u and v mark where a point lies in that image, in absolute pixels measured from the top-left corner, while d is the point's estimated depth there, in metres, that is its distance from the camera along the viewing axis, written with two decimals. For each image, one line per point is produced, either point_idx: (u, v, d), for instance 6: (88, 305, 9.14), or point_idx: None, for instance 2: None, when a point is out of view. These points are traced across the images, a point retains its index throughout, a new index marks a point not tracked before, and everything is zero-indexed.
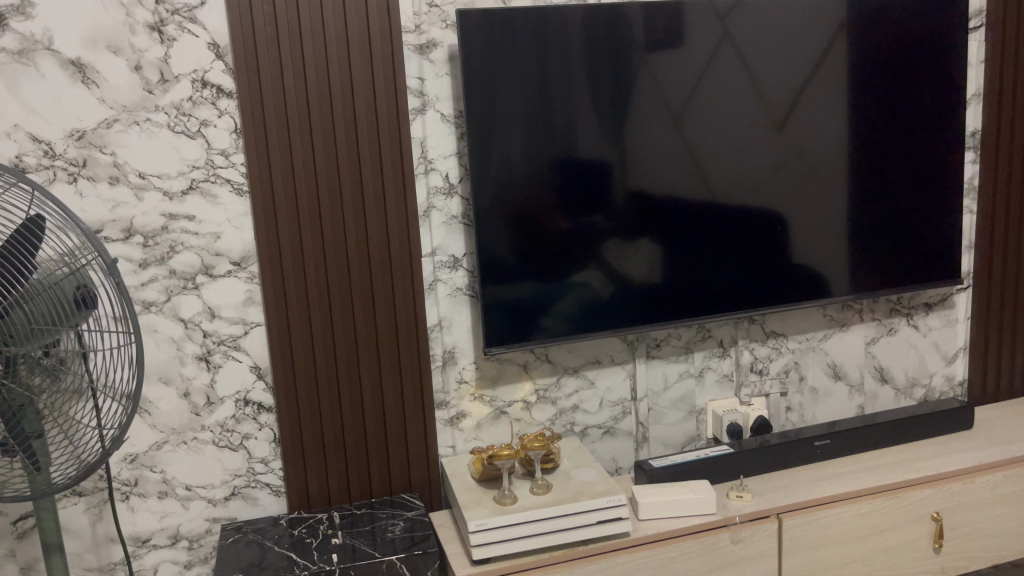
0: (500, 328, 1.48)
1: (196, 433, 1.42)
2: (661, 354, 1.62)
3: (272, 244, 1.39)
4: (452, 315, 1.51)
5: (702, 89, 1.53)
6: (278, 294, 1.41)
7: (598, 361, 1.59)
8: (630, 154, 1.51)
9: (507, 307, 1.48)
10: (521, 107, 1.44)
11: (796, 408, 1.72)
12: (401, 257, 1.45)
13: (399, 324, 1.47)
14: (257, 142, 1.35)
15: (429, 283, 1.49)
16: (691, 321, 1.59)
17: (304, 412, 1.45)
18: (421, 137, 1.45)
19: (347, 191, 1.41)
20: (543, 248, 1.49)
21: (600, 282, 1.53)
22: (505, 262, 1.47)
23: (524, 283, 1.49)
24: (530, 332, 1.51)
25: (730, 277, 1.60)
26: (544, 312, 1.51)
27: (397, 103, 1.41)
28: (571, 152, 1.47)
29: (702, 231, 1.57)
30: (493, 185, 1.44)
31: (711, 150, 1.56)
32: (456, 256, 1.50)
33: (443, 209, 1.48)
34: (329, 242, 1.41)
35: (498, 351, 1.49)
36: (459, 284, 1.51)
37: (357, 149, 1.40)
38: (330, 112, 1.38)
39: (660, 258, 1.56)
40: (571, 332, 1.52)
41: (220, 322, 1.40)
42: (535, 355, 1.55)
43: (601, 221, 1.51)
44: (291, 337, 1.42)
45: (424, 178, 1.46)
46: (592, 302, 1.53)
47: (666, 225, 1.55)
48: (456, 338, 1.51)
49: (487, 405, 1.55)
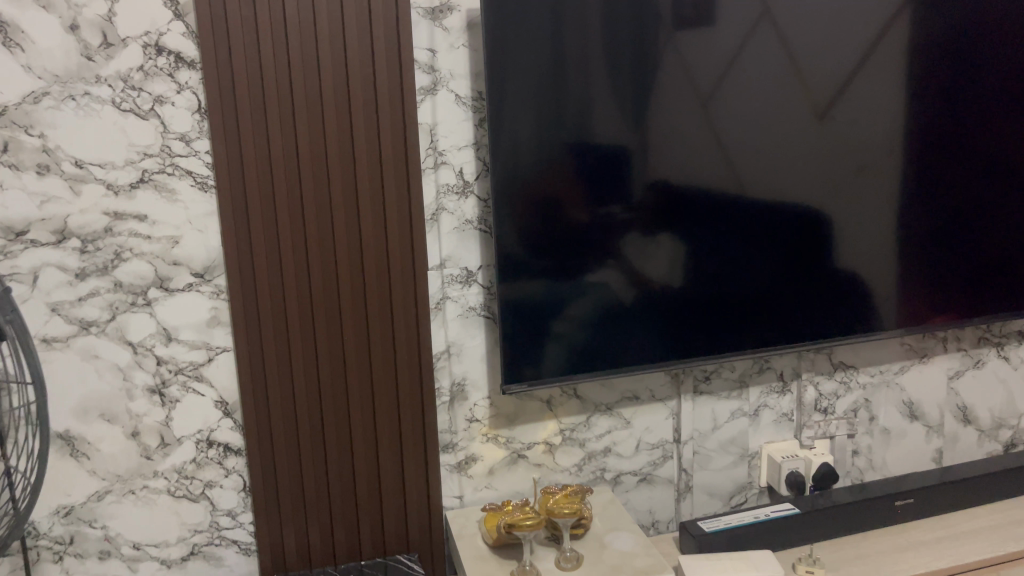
0: (515, 357, 1.23)
1: (147, 481, 1.16)
2: (710, 388, 1.36)
3: (243, 250, 1.12)
4: (462, 340, 1.24)
5: (769, 72, 1.27)
6: (250, 312, 1.14)
7: (637, 396, 1.33)
8: (679, 149, 1.25)
9: (526, 331, 1.23)
10: (552, 88, 1.17)
11: (864, 452, 1.46)
12: (400, 269, 1.18)
13: (398, 351, 1.20)
14: (224, 124, 1.08)
15: (436, 301, 1.22)
16: (745, 350, 1.34)
17: (280, 455, 1.18)
18: (430, 123, 1.17)
19: (336, 187, 1.13)
20: (563, 257, 1.23)
21: (625, 292, 1.27)
22: (528, 281, 1.21)
23: (543, 300, 1.23)
24: (553, 360, 1.25)
25: (791, 299, 1.35)
26: (569, 337, 1.26)
27: (402, 80, 1.13)
28: (611, 149, 1.22)
29: (761, 243, 1.32)
30: (517, 186, 1.18)
31: (773, 144, 1.30)
32: (469, 269, 1.23)
33: (455, 211, 1.21)
34: (313, 250, 1.14)
35: (515, 386, 1.24)
36: (472, 302, 1.24)
37: (351, 136, 1.13)
38: (318, 88, 1.10)
39: (708, 275, 1.30)
40: (598, 360, 1.27)
41: (177, 346, 1.13)
42: (558, 389, 1.29)
43: (623, 214, 1.24)
44: (265, 366, 1.16)
45: (433, 173, 1.19)
46: (626, 325, 1.28)
47: (720, 236, 1.30)
48: (466, 368, 1.25)
49: (501, 447, 1.29)
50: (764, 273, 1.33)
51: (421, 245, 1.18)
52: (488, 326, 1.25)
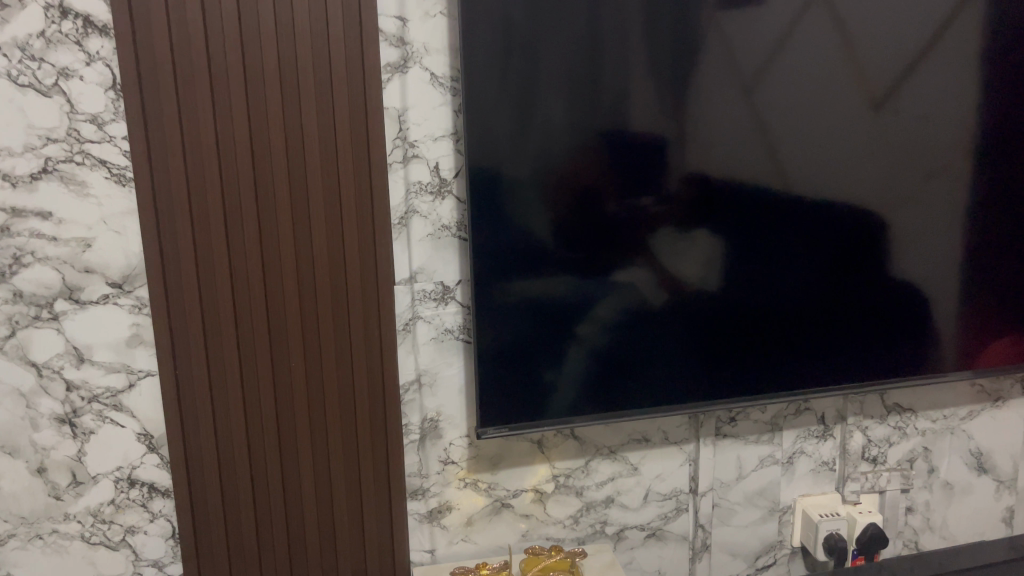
0: (498, 390, 1.03)
1: (58, 525, 0.98)
2: (735, 430, 1.15)
3: (168, 257, 0.94)
4: (437, 369, 1.04)
5: (818, 54, 1.04)
6: (177, 332, 0.96)
7: (647, 438, 1.12)
8: (706, 145, 1.03)
9: (513, 361, 1.02)
10: (550, 67, 0.96)
11: (920, 509, 1.24)
12: (358, 286, 0.99)
13: (356, 381, 1.02)
14: (144, 106, 0.90)
15: (404, 321, 1.02)
16: (778, 387, 1.13)
17: (214, 494, 1.01)
18: (399, 108, 0.97)
19: (282, 187, 0.95)
20: (566, 266, 1.02)
21: (655, 294, 1.05)
22: (517, 302, 1.01)
23: (535, 321, 1.02)
24: (545, 398, 1.05)
25: (836, 327, 1.13)
26: (566, 367, 1.05)
27: (362, 60, 0.94)
28: (621, 146, 1.00)
29: (801, 261, 1.10)
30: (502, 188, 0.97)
31: (820, 142, 1.07)
32: (447, 283, 1.03)
33: (429, 215, 1.00)
34: (254, 260, 0.96)
35: (498, 426, 1.04)
36: (449, 324, 1.03)
37: (299, 126, 0.94)
38: (258, 67, 0.92)
39: (736, 296, 1.09)
40: (599, 394, 1.07)
41: (91, 369, 0.95)
42: (550, 431, 1.07)
43: (657, 206, 1.03)
44: (196, 396, 0.98)
45: (404, 168, 0.98)
46: (633, 355, 1.07)
47: (753, 250, 1.08)
48: (441, 401, 1.05)
49: (481, 493, 1.09)
50: (805, 295, 1.11)
51: (385, 256, 0.99)
52: (467, 353, 1.05)
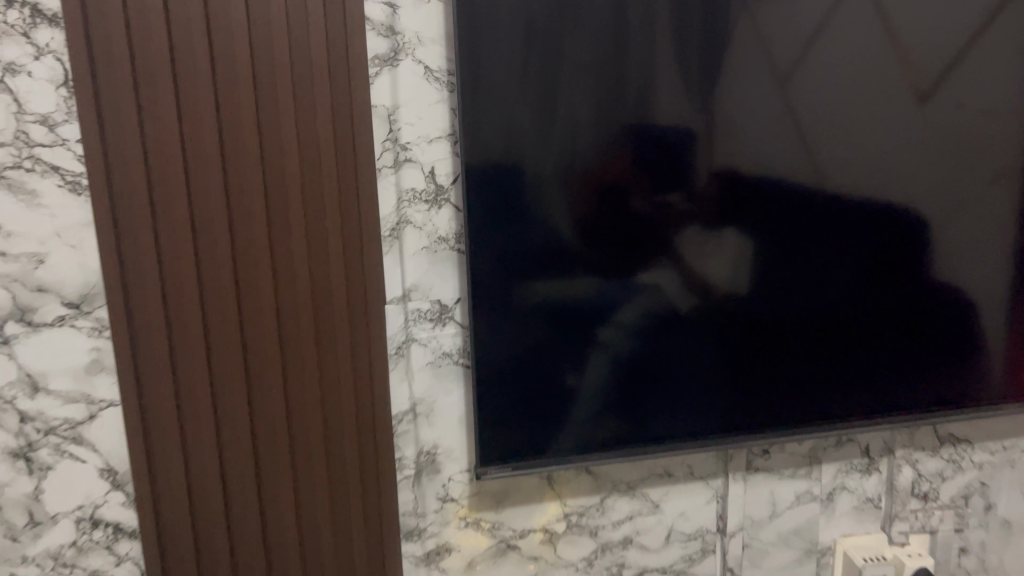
0: (502, 416, 0.94)
1: (16, 568, 0.88)
2: (768, 466, 1.03)
3: (129, 293, 0.82)
4: (434, 396, 0.95)
5: (856, 43, 0.94)
6: (141, 377, 0.84)
7: (670, 474, 1.01)
8: (732, 144, 0.93)
9: (518, 385, 0.93)
10: (559, 58, 0.86)
11: (975, 550, 1.11)
12: (344, 320, 0.88)
13: (345, 428, 0.90)
14: (100, 112, 0.79)
15: (397, 344, 0.93)
16: (813, 414, 1.02)
17: (185, 544, 0.89)
18: (389, 106, 0.88)
19: (258, 209, 0.84)
20: (587, 266, 0.92)
21: (684, 298, 0.95)
22: (522, 321, 0.92)
23: (544, 336, 0.93)
24: (555, 426, 0.95)
25: (880, 348, 1.02)
26: (578, 389, 0.95)
27: (348, 63, 0.84)
28: (638, 146, 0.90)
29: (837, 274, 0.99)
30: (505, 192, 0.88)
31: (857, 143, 0.97)
32: (444, 302, 0.94)
33: (424, 225, 0.91)
34: (228, 294, 0.85)
35: (503, 455, 0.95)
36: (447, 348, 0.94)
37: (277, 140, 0.83)
38: (230, 70, 0.80)
39: (766, 313, 0.98)
40: (619, 414, 0.96)
41: (46, 399, 0.85)
42: (559, 468, 0.97)
43: (683, 204, 0.93)
44: (164, 448, 0.86)
45: (395, 172, 0.90)
46: (654, 378, 0.96)
47: (785, 263, 0.97)
48: (439, 433, 0.95)
49: (484, 534, 0.99)
50: (843, 310, 1.00)
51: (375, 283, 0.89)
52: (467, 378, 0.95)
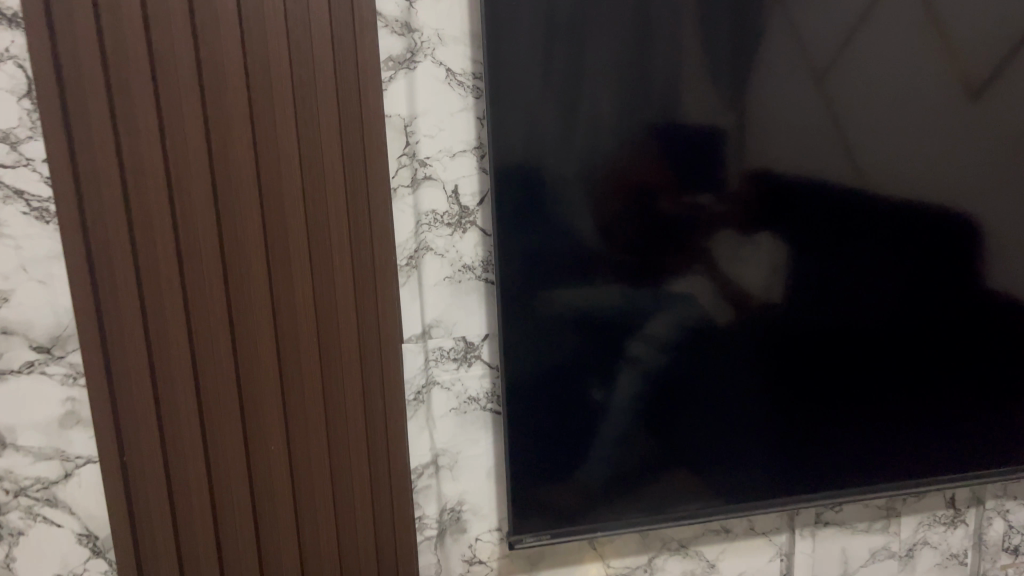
0: (533, 464, 0.84)
1: None
2: (831, 517, 0.93)
3: (109, 341, 0.73)
4: (459, 446, 0.84)
5: (913, 35, 0.83)
6: (125, 434, 0.75)
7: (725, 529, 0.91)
8: (770, 145, 0.83)
9: (553, 426, 0.84)
10: (585, 55, 0.76)
11: None
12: (352, 364, 0.80)
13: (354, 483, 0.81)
14: (70, 130, 0.69)
15: (416, 389, 0.82)
16: (863, 446, 0.91)
17: None
18: (406, 116, 0.77)
19: (255, 243, 0.75)
20: (612, 267, 0.81)
21: (719, 308, 0.85)
22: (557, 358, 0.82)
23: (566, 357, 0.82)
24: (592, 469, 0.86)
25: (942, 378, 0.91)
26: (605, 425, 0.85)
27: (354, 76, 0.74)
28: (680, 154, 0.81)
29: (892, 287, 0.88)
30: (534, 209, 0.78)
31: (918, 143, 0.87)
32: (470, 339, 0.83)
33: (446, 251, 0.80)
34: (222, 338, 0.76)
35: (528, 507, 0.85)
36: (474, 392, 0.83)
37: (274, 165, 0.74)
38: (219, 85, 0.72)
39: (811, 335, 0.88)
40: (649, 440, 0.86)
41: (14, 456, 0.73)
42: (592, 524, 0.87)
43: (714, 204, 0.82)
44: (152, 514, 0.77)
45: (414, 193, 0.78)
46: (683, 407, 0.86)
47: (832, 275, 0.87)
48: (464, 488, 0.85)
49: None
50: (896, 325, 0.89)
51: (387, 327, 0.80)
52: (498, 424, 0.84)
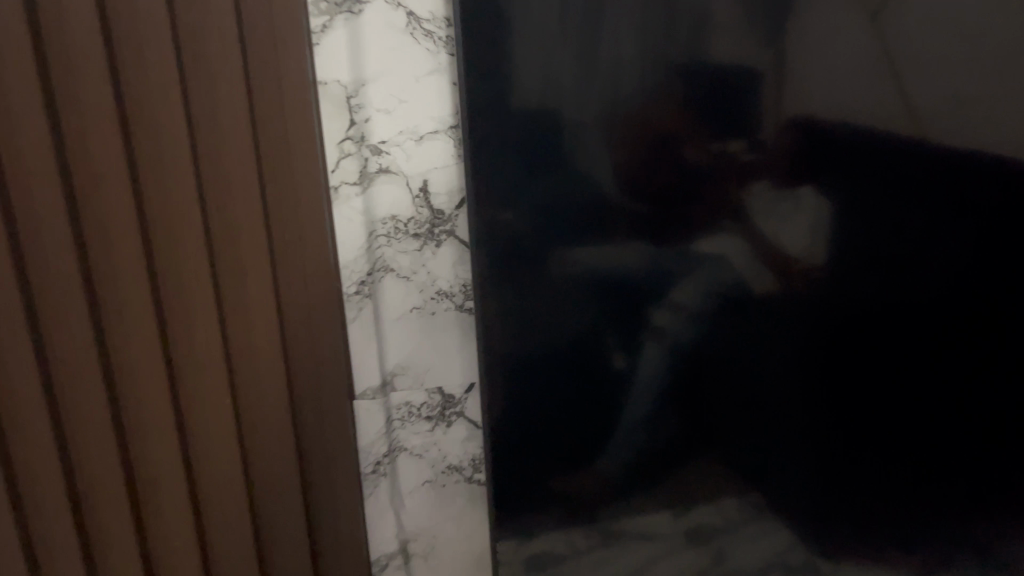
0: (535, 444, 0.82)
1: None
2: (883, 536, 0.86)
3: None
4: (435, 529, 0.91)
5: None
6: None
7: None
8: (807, 91, 0.72)
9: (572, 397, 0.80)
10: (602, 9, 0.68)
11: None
12: (281, 427, 0.82)
13: (289, 526, 0.84)
14: None
15: (376, 464, 0.88)
16: (908, 452, 0.82)
17: None
18: (357, 97, 0.77)
19: (132, 270, 0.70)
20: (633, 225, 0.75)
21: (757, 272, 0.77)
22: (565, 334, 0.78)
23: (579, 330, 0.78)
24: (609, 444, 0.82)
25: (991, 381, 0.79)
26: (627, 409, 0.81)
27: (274, 40, 0.73)
28: (709, 90, 0.71)
29: (956, 275, 0.76)
30: (540, 158, 0.73)
31: (978, 72, 0.72)
32: (448, 393, 0.87)
33: (404, 270, 0.83)
34: (83, 350, 0.69)
35: (530, 507, 0.85)
36: (451, 462, 0.89)
37: (158, 167, 0.70)
38: (70, 73, 0.65)
39: (852, 319, 0.78)
40: (674, 420, 0.81)
41: None
42: (605, 524, 0.85)
43: (747, 154, 0.73)
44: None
45: (365, 195, 0.80)
46: (708, 380, 0.80)
47: (892, 252, 0.76)
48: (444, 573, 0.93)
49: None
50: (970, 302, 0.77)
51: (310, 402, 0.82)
52: (498, 429, 0.82)
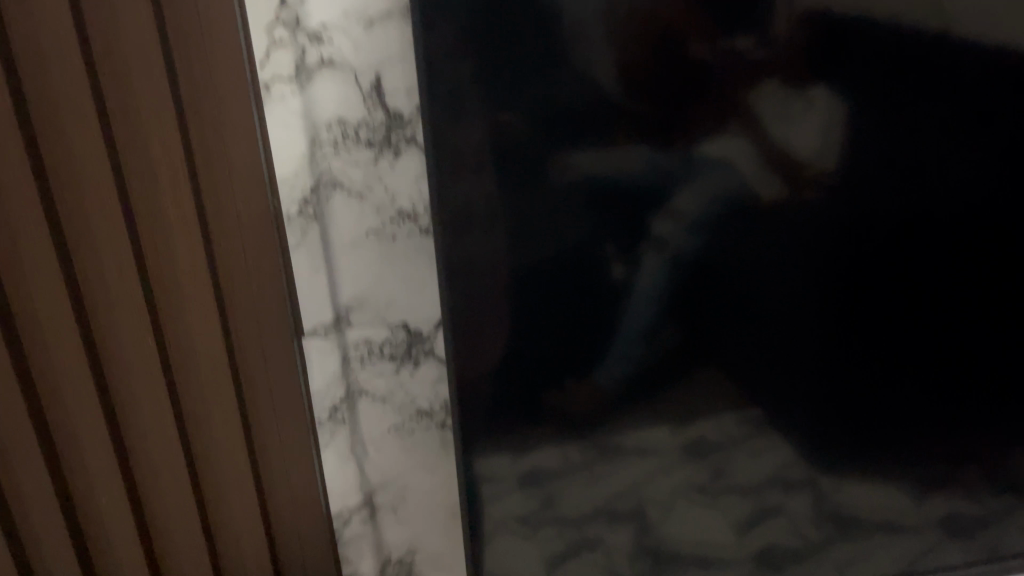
0: (521, 362, 0.71)
1: None
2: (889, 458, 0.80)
3: None
4: (402, 478, 0.90)
5: None
6: None
7: (778, 510, 0.81)
8: None
9: (566, 304, 0.69)
10: None
11: None
12: (210, 346, 0.73)
13: (224, 458, 0.76)
14: None
15: (336, 406, 0.85)
16: (913, 374, 0.76)
17: None
18: None
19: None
20: (637, 121, 0.64)
21: (764, 178, 0.67)
22: (558, 236, 0.67)
23: (574, 231, 0.67)
24: (609, 356, 0.72)
25: (1003, 298, 0.74)
26: (626, 323, 0.71)
27: None
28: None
29: (972, 184, 0.70)
30: (530, 41, 0.61)
31: None
32: (412, 327, 0.84)
33: (354, 183, 0.79)
34: None
35: (526, 422, 0.73)
36: (422, 401, 0.87)
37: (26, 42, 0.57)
38: None
39: (862, 234, 0.70)
40: (675, 329, 0.71)
41: None
42: (602, 440, 0.75)
43: (756, 50, 0.63)
44: None
45: (302, 94, 0.75)
46: (713, 289, 0.71)
47: (908, 160, 0.68)
48: (410, 520, 0.92)
49: (520, 536, 0.78)
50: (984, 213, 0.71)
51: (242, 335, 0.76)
52: (494, 329, 0.69)
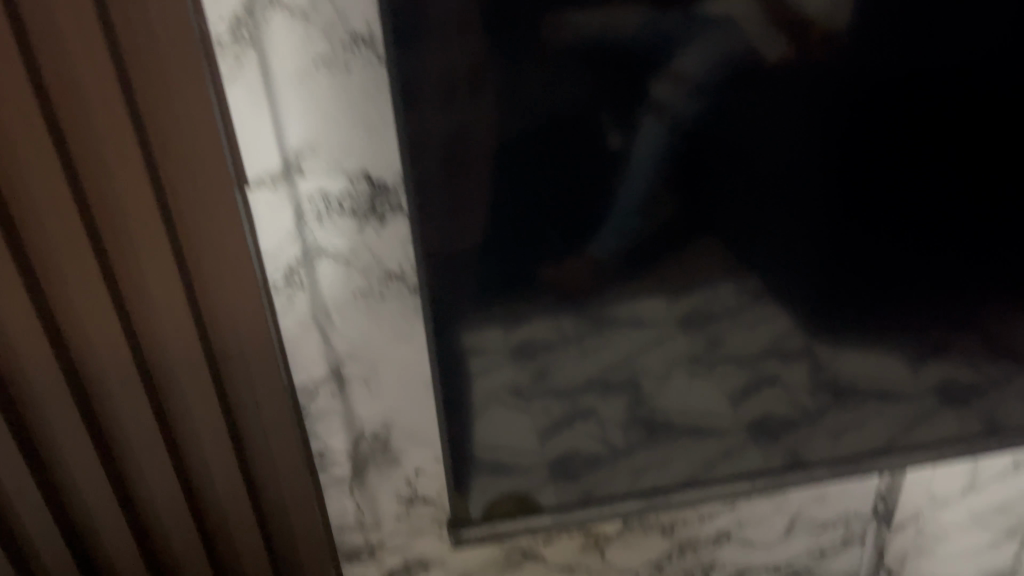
0: (519, 227, 0.62)
1: None
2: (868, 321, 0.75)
3: None
4: (374, 353, 0.77)
5: None
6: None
7: (773, 378, 0.76)
8: None
9: (566, 178, 0.61)
10: None
11: None
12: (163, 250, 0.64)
13: (178, 363, 0.69)
14: None
15: (289, 272, 0.71)
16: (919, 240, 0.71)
17: None
18: None
19: None
20: None
21: (766, 30, 0.59)
22: (528, 98, 0.58)
23: (566, 99, 0.58)
24: (602, 231, 0.64)
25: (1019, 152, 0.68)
26: (616, 195, 0.63)
27: None
28: None
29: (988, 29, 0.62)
30: None
31: None
32: (376, 179, 0.69)
33: None
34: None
35: (510, 284, 0.65)
36: (389, 263, 0.73)
37: None
38: None
39: (867, 100, 0.63)
40: (674, 200, 0.64)
41: None
42: (597, 307, 0.68)
43: None
44: None
45: None
46: (715, 159, 0.63)
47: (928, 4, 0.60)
48: (384, 399, 0.79)
49: (514, 409, 0.71)
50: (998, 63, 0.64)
51: (178, 190, 0.63)
52: (479, 176, 0.59)
